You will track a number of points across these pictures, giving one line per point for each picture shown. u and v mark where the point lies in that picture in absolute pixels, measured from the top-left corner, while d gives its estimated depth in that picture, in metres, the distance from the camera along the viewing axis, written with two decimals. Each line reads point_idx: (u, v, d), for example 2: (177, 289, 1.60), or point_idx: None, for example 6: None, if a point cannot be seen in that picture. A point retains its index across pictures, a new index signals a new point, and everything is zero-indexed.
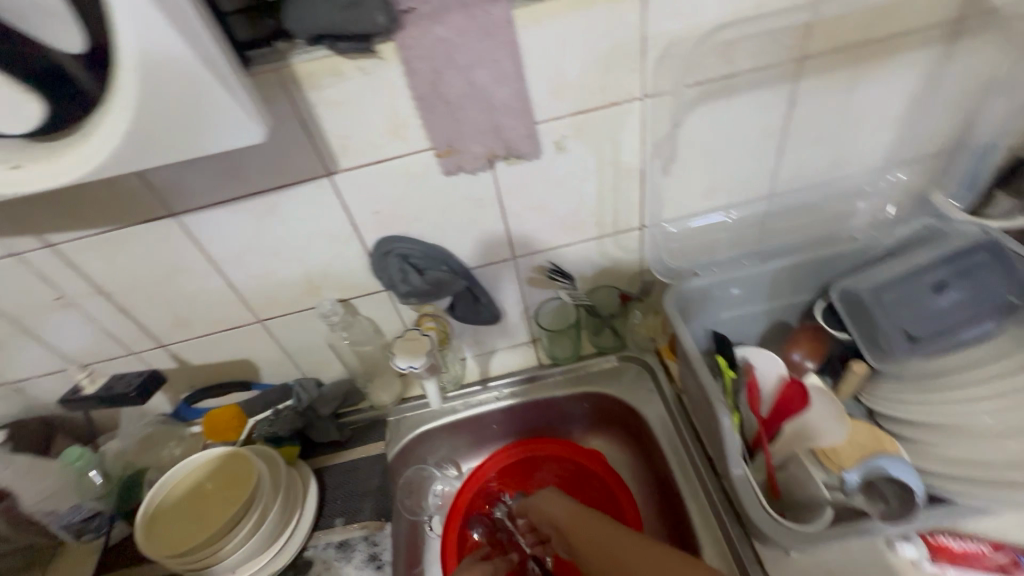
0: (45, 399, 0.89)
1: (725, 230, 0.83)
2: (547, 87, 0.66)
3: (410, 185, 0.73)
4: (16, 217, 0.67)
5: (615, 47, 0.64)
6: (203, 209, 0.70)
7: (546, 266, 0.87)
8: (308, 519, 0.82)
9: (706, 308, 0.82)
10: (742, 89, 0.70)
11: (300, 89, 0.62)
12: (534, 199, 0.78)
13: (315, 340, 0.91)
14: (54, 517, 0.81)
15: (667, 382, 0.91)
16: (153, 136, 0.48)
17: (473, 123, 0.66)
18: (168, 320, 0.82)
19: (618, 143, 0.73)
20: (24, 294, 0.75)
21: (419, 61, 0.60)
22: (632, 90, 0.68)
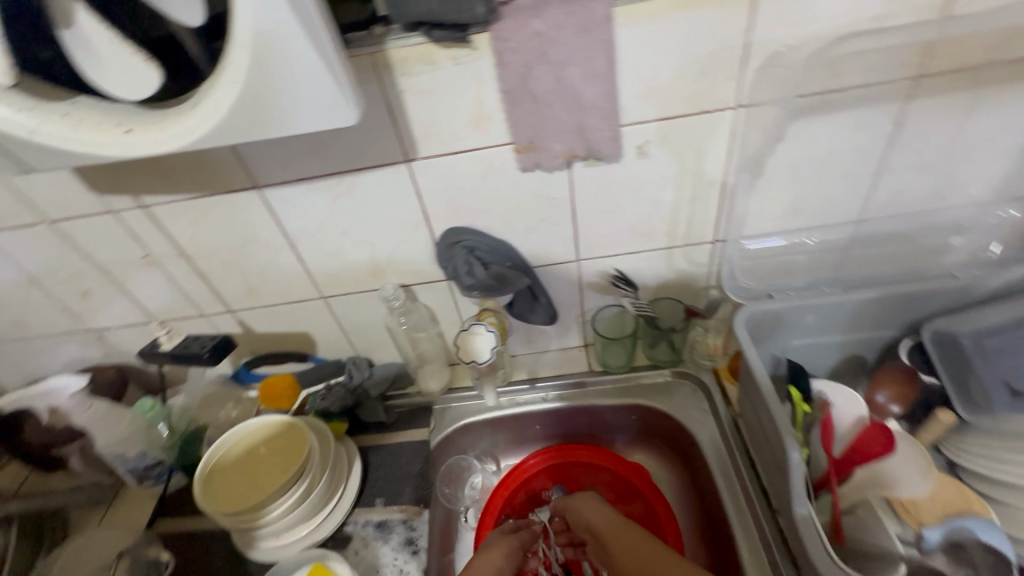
0: (123, 348, 0.95)
1: (805, 253, 0.79)
2: (637, 90, 0.64)
3: (485, 178, 0.72)
4: (117, 177, 0.71)
5: (715, 52, 0.61)
6: (285, 184, 0.72)
7: (609, 273, 0.85)
8: (350, 496, 0.83)
9: (778, 334, 0.77)
10: (846, 105, 0.65)
11: (391, 74, 0.62)
12: (608, 203, 0.76)
13: (373, 321, 0.92)
14: (122, 461, 0.86)
15: (723, 405, 0.87)
16: (255, 110, 0.49)
17: (557, 120, 0.65)
18: (239, 288, 0.86)
19: (703, 152, 0.70)
20: (116, 249, 0.80)
21: (511, 54, 0.59)
22: (727, 98, 0.65)
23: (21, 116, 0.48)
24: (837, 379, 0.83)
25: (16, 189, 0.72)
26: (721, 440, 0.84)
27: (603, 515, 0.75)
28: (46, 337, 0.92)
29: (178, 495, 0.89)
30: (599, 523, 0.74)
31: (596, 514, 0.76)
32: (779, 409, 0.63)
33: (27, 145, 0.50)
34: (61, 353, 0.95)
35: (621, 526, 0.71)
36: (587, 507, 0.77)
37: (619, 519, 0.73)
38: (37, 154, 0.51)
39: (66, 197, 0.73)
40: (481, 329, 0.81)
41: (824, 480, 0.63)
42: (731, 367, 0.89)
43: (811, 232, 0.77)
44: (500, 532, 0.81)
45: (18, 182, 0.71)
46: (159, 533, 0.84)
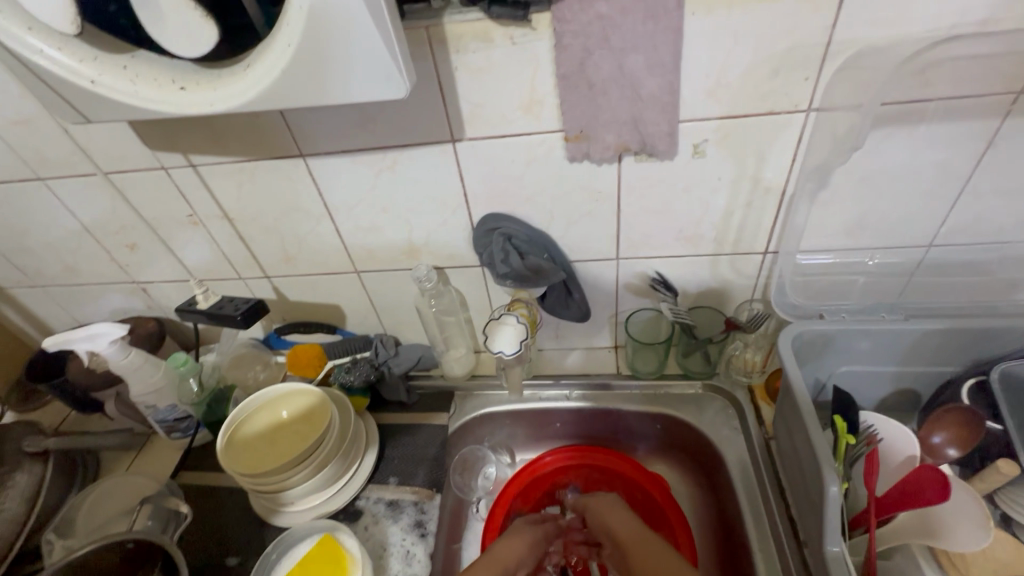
0: (164, 302, 0.98)
1: (864, 275, 0.73)
2: (701, 84, 0.60)
3: (530, 165, 0.70)
4: (170, 135, 0.72)
5: (792, 49, 0.57)
6: (329, 155, 0.72)
7: (649, 275, 0.82)
8: (363, 473, 0.84)
9: (825, 357, 0.72)
10: (933, 117, 0.59)
11: (445, 50, 0.60)
12: (655, 202, 0.72)
13: (404, 300, 0.92)
14: (152, 412, 0.87)
15: (756, 426, 0.82)
16: (306, 75, 0.48)
17: (612, 110, 0.62)
18: (277, 255, 0.87)
19: (764, 157, 0.66)
20: (165, 206, 0.82)
21: (571, 37, 0.57)
22: (798, 101, 0.61)
23: (82, 66, 0.49)
24: (884, 411, 0.77)
25: (76, 138, 0.74)
26: (750, 462, 0.80)
27: (621, 518, 0.74)
28: (95, 284, 0.96)
29: (202, 450, 0.92)
30: (616, 525, 0.73)
31: (614, 516, 0.74)
32: (821, 438, 0.59)
33: (87, 94, 0.51)
34: (109, 300, 0.98)
35: (638, 535, 0.69)
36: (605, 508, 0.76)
37: (635, 524, 0.72)
38: (95, 104, 0.52)
39: (122, 150, 0.75)
40: (510, 319, 0.78)
41: (862, 519, 0.59)
42: (768, 388, 0.85)
43: (873, 252, 0.72)
44: (524, 522, 0.81)
45: (78, 132, 0.73)
46: (181, 484, 0.87)
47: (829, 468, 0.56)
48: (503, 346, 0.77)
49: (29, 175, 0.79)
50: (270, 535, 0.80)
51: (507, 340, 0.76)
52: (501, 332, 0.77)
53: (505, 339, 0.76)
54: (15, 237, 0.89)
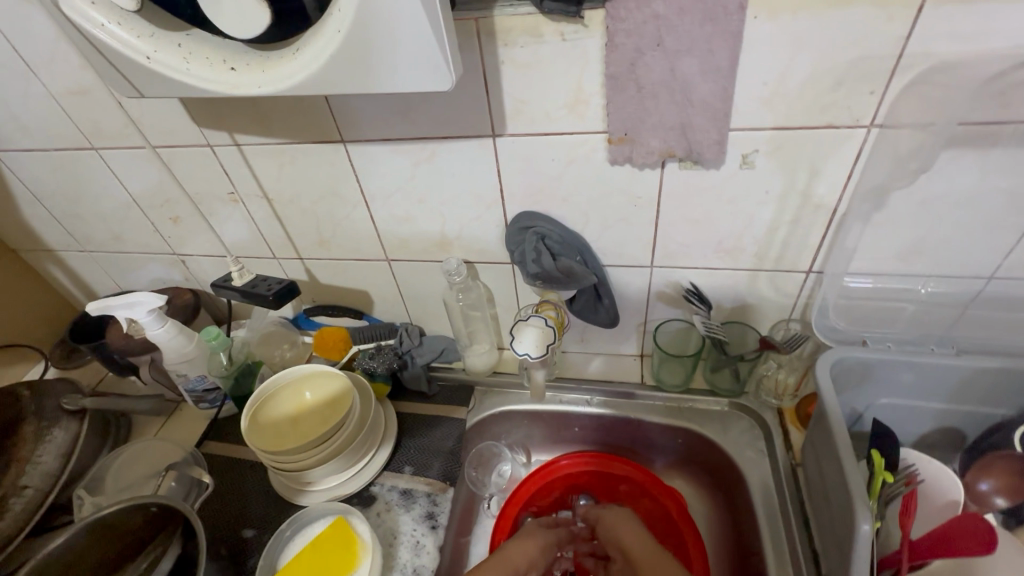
0: (201, 275, 1.01)
1: (914, 303, 0.69)
2: (756, 92, 0.57)
3: (570, 165, 0.68)
4: (217, 113, 0.73)
5: (859, 60, 0.54)
6: (370, 142, 0.72)
7: (683, 285, 0.80)
8: (378, 462, 0.84)
9: (864, 386, 0.69)
10: (1008, 141, 0.55)
11: (493, 43, 0.59)
12: (696, 211, 0.70)
13: (432, 291, 0.92)
14: (184, 381, 0.90)
15: (783, 451, 0.79)
16: (353, 61, 0.48)
17: (660, 114, 0.60)
18: (312, 237, 0.88)
19: (816, 172, 0.63)
20: (208, 182, 0.84)
21: (624, 36, 0.55)
22: (860, 115, 0.57)
23: (139, 41, 0.51)
24: (923, 448, 0.73)
25: (129, 112, 0.76)
26: (774, 488, 0.77)
27: (634, 534, 0.73)
28: (139, 253, 0.99)
29: (227, 422, 0.94)
30: (626, 539, 0.73)
31: (626, 530, 0.74)
32: (855, 473, 0.56)
33: (142, 70, 0.52)
34: (150, 269, 1.02)
35: (652, 554, 0.69)
36: (617, 521, 0.76)
37: (648, 541, 0.71)
38: (149, 80, 0.54)
39: (171, 126, 0.77)
40: (533, 320, 0.77)
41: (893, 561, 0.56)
42: (799, 412, 0.82)
43: (927, 280, 0.68)
44: (537, 524, 0.81)
45: (132, 106, 0.76)
46: (205, 453, 0.90)
47: (861, 504, 0.54)
48: (527, 345, 0.75)
49: (84, 144, 0.82)
50: (285, 512, 0.81)
51: (532, 340, 0.75)
52: (525, 332, 0.76)
53: (531, 340, 0.75)
54: (69, 203, 0.93)
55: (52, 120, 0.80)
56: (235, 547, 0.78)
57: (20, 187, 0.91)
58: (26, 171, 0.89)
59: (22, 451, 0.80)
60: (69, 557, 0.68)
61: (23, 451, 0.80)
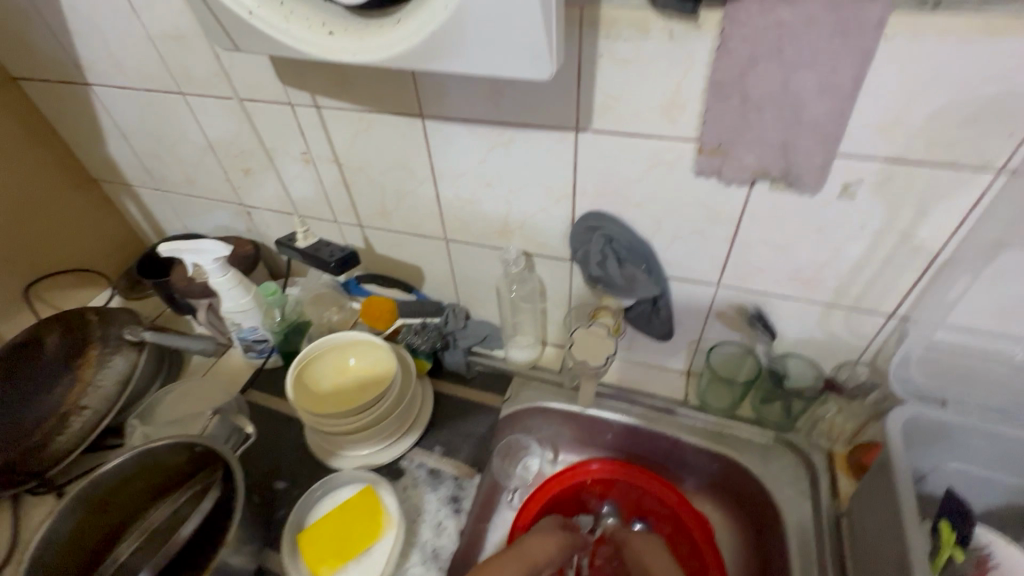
0: (263, 228, 1.04)
1: (1008, 368, 0.64)
2: (875, 118, 0.53)
3: (652, 170, 0.65)
4: (302, 74, 0.73)
5: (1004, 97, 0.48)
6: (449, 121, 0.71)
7: (747, 309, 0.76)
8: (409, 435, 0.85)
9: (934, 447, 0.64)
10: None
11: (594, 33, 0.56)
12: (779, 236, 0.66)
13: (485, 277, 0.92)
14: (236, 329, 0.92)
15: (828, 497, 0.75)
16: (452, 39, 0.46)
17: (761, 130, 0.56)
18: (375, 207, 0.88)
19: (924, 213, 0.58)
20: (283, 140, 0.84)
21: (740, 41, 0.51)
22: (990, 158, 0.52)
23: None
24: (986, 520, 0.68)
25: (219, 62, 0.77)
26: (813, 534, 0.73)
27: (657, 558, 0.73)
28: (209, 200, 1.03)
29: (271, 374, 0.97)
30: (647, 560, 0.73)
31: (648, 551, 0.74)
32: (918, 538, 0.53)
33: (243, 25, 0.52)
34: (217, 216, 1.05)
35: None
36: (639, 541, 0.76)
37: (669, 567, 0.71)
38: (246, 35, 0.54)
39: (257, 81, 0.77)
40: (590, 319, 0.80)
41: None
42: (851, 460, 0.76)
43: None
44: (553, 524, 0.80)
45: (224, 57, 0.77)
46: (248, 401, 0.93)
47: (921, 574, 0.50)
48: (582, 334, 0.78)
49: (172, 88, 0.84)
50: (317, 470, 0.84)
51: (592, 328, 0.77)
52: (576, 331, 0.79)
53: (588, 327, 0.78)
54: (150, 142, 0.96)
55: (146, 60, 0.82)
56: (267, 496, 0.81)
57: (108, 121, 0.95)
58: (116, 107, 0.92)
59: (88, 372, 0.85)
60: (119, 479, 0.71)
61: (87, 371, 0.85)
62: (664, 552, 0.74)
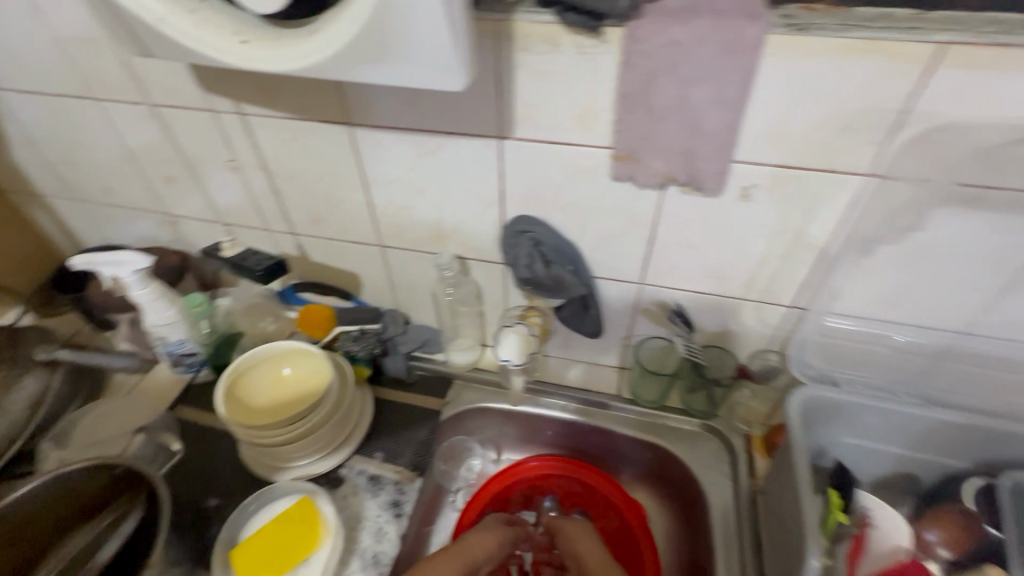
0: (190, 238, 1.00)
1: (891, 350, 0.71)
2: (763, 128, 0.58)
3: (573, 176, 0.69)
4: (224, 81, 0.72)
5: (866, 110, 0.54)
6: (377, 129, 0.72)
7: (669, 305, 0.81)
8: (348, 445, 0.85)
9: (832, 425, 0.71)
10: (999, 206, 0.57)
11: (510, 47, 0.59)
12: (691, 235, 0.71)
13: (422, 282, 0.93)
14: (162, 344, 0.89)
15: (746, 477, 0.81)
16: (366, 50, 0.48)
17: (667, 138, 0.60)
18: (307, 215, 0.87)
19: (811, 213, 0.64)
20: (207, 148, 0.82)
21: (641, 57, 0.55)
22: (860, 164, 0.58)
23: (151, 2, 0.50)
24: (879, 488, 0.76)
25: (133, 68, 0.75)
26: (733, 512, 0.79)
27: (590, 547, 0.76)
28: (130, 209, 0.98)
29: (202, 388, 0.94)
30: (581, 551, 0.76)
31: (582, 541, 0.77)
32: (812, 506, 0.58)
33: (152, 32, 0.52)
34: (140, 226, 1.01)
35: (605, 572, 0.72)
36: (575, 531, 0.79)
37: (601, 557, 0.74)
38: (157, 42, 0.53)
39: (176, 87, 0.75)
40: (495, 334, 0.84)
41: None
42: (766, 441, 0.83)
43: (904, 328, 0.70)
44: (496, 520, 0.82)
45: (138, 62, 0.74)
46: (176, 417, 0.89)
47: (812, 539, 0.56)
48: (519, 328, 0.80)
49: (84, 93, 0.81)
50: (253, 484, 0.82)
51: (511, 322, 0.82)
52: (505, 336, 0.80)
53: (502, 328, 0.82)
54: (62, 149, 0.91)
55: (53, 64, 0.78)
56: (198, 514, 0.78)
57: (13, 128, 0.89)
58: (21, 113, 0.86)
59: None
60: (29, 508, 0.67)
61: None
62: (596, 542, 0.77)
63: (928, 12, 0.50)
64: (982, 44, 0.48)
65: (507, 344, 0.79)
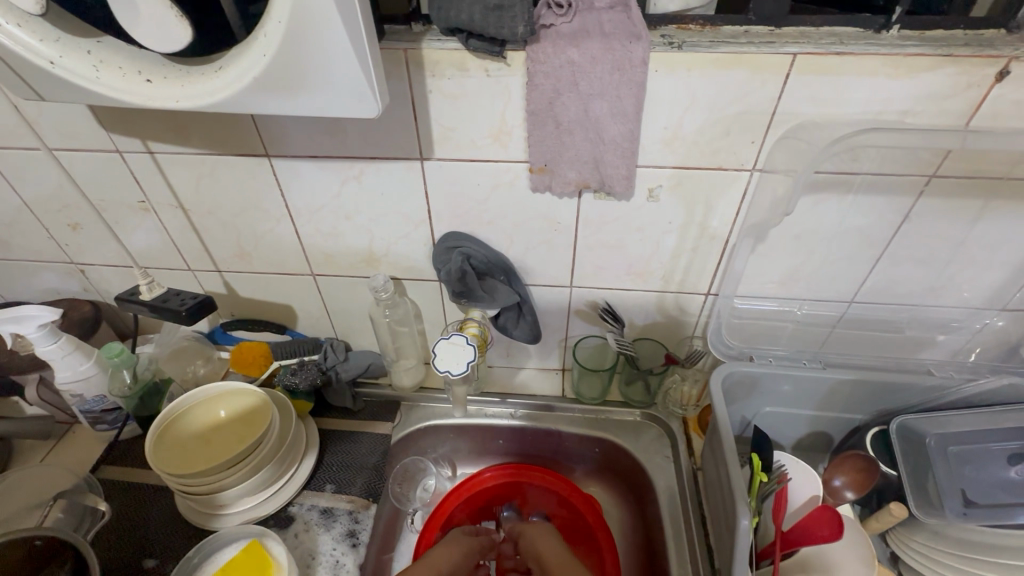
0: (102, 286, 0.94)
1: (793, 322, 0.80)
2: (659, 134, 0.64)
3: (494, 190, 0.72)
4: (128, 120, 0.70)
5: (743, 114, 0.62)
6: (296, 158, 0.72)
7: (599, 304, 0.86)
8: (287, 493, 0.81)
9: (751, 397, 0.79)
10: (859, 188, 0.66)
11: (421, 73, 0.62)
12: (610, 237, 0.76)
13: (359, 307, 0.93)
14: (79, 402, 0.82)
15: (686, 456, 0.87)
16: (276, 83, 0.49)
17: (575, 149, 0.65)
18: (231, 250, 0.85)
19: (711, 208, 0.71)
20: (115, 190, 0.79)
21: (543, 77, 0.60)
22: (745, 161, 0.66)
23: (41, 44, 0.49)
24: (801, 449, 0.84)
25: (23, 112, 0.71)
26: (678, 490, 0.84)
27: (551, 548, 0.79)
28: (30, 262, 0.91)
29: (128, 444, 0.88)
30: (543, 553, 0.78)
31: (543, 543, 0.79)
32: (740, 477, 0.64)
33: (45, 75, 0.50)
34: (44, 279, 0.94)
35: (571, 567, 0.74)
36: (538, 532, 0.81)
37: (563, 556, 0.77)
38: (53, 84, 0.52)
39: (74, 129, 0.72)
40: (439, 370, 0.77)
41: (769, 552, 0.64)
42: (700, 421, 0.89)
43: (802, 303, 0.78)
44: (460, 534, 0.83)
45: (28, 106, 0.70)
46: (101, 479, 0.83)
47: (742, 502, 0.61)
48: (468, 338, 0.78)
49: None
50: (195, 537, 0.77)
51: (445, 348, 0.77)
52: (467, 350, 0.77)
53: (444, 356, 0.76)
54: None
55: None
56: None
57: None
58: None
59: None
60: None
61: None
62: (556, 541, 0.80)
63: (780, 28, 0.59)
64: (824, 53, 0.56)
65: (472, 354, 0.77)
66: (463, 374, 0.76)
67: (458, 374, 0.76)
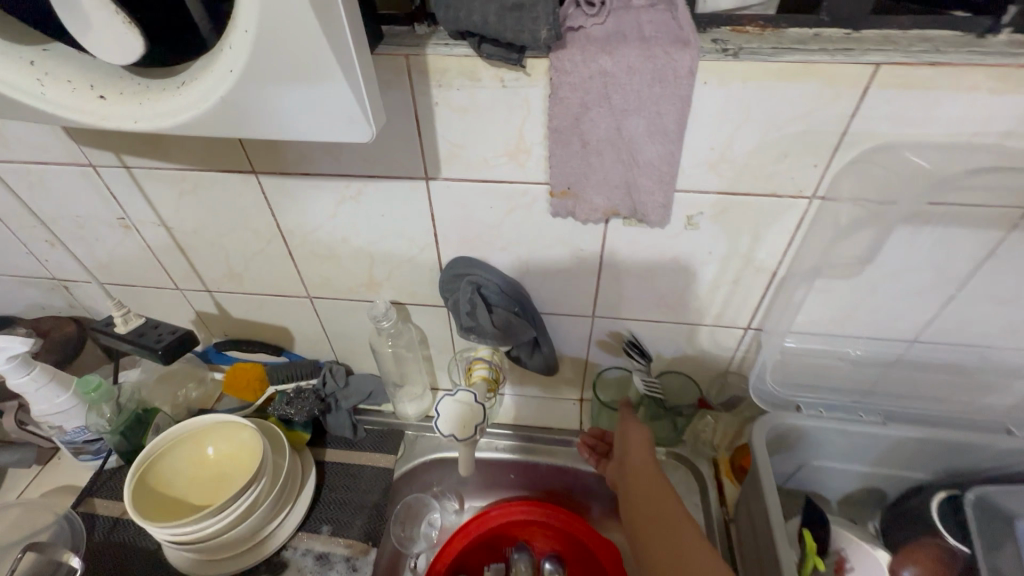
0: (87, 303, 0.88)
1: (847, 363, 0.70)
2: (703, 156, 0.55)
3: (509, 214, 0.64)
4: (99, 132, 0.63)
5: (806, 134, 0.52)
6: (286, 176, 0.64)
7: (624, 335, 0.77)
8: (273, 544, 0.74)
9: (795, 447, 0.70)
10: (939, 220, 0.56)
11: (425, 82, 0.53)
12: (641, 267, 0.67)
13: (360, 330, 0.85)
14: (60, 433, 0.77)
15: (716, 505, 0.78)
16: (246, 106, 0.40)
17: (604, 172, 0.56)
18: (220, 270, 0.78)
19: (758, 238, 0.61)
20: (92, 206, 0.72)
21: (569, 89, 0.50)
22: (804, 187, 0.56)
23: None
24: (847, 503, 0.75)
25: None
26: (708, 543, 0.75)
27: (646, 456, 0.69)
28: (10, 277, 0.85)
29: (111, 476, 0.82)
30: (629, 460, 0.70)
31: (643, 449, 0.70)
32: (788, 552, 0.56)
33: None
34: (27, 294, 0.88)
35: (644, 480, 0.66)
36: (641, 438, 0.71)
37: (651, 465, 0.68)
38: None
39: (41, 141, 0.65)
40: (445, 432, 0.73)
41: None
42: (733, 465, 0.79)
43: (858, 342, 0.68)
44: None
45: None
46: (83, 514, 0.78)
47: None
48: (475, 394, 0.74)
49: None
50: None
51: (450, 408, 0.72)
52: (476, 409, 0.73)
53: (451, 418, 0.72)
54: None
55: None
56: None
57: None
58: None
59: None
60: None
61: None
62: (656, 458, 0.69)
63: (858, 31, 0.48)
64: (914, 64, 0.46)
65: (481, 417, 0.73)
66: (470, 437, 0.73)
67: (465, 438, 0.73)
